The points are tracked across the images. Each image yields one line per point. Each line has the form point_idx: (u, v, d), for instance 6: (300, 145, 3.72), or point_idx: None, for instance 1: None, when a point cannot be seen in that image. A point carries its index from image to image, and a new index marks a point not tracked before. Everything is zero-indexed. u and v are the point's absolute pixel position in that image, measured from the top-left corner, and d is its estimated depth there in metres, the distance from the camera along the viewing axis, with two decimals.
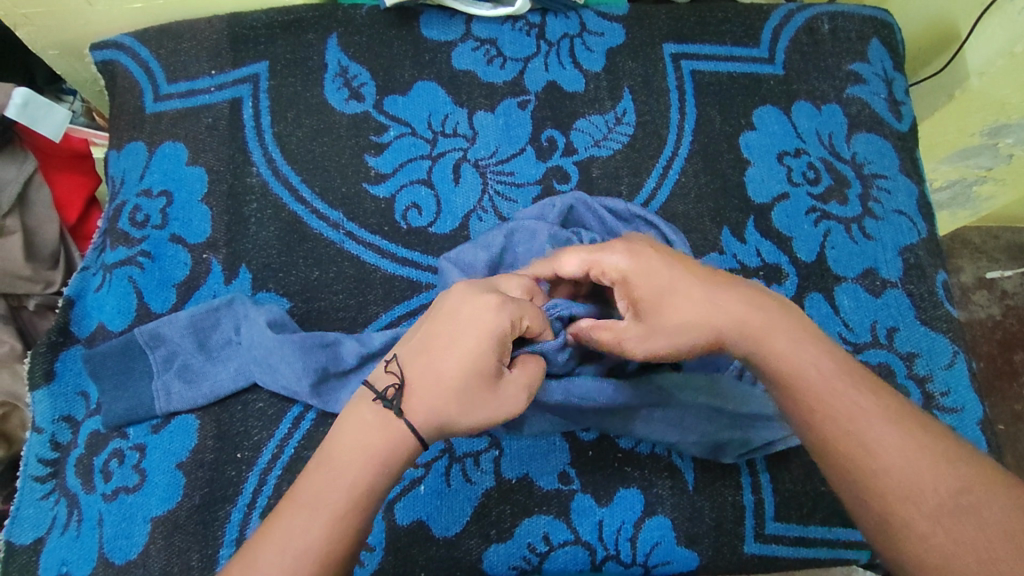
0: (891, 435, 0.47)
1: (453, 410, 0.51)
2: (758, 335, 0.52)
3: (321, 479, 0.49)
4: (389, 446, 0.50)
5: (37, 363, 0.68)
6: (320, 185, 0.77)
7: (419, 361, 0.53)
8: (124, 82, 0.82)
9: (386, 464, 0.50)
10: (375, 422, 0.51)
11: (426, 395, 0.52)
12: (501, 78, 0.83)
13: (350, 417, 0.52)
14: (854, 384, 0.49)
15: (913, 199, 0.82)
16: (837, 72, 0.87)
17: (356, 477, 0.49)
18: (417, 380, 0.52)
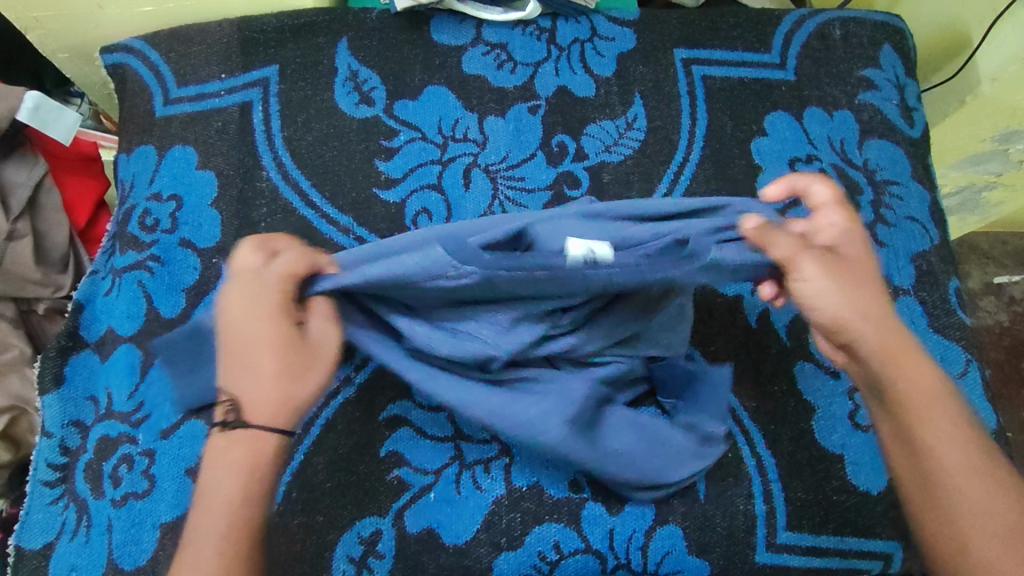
0: (974, 461, 0.52)
1: (282, 394, 0.53)
2: (898, 353, 0.54)
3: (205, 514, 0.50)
4: (261, 451, 0.52)
5: (47, 368, 0.69)
6: (330, 190, 0.77)
7: (231, 376, 0.53)
8: (134, 86, 0.82)
9: (256, 469, 0.51)
10: (238, 442, 0.52)
11: (252, 398, 0.52)
12: (512, 82, 0.83)
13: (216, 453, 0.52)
14: (955, 410, 0.54)
15: (925, 205, 0.82)
16: (849, 78, 0.87)
17: (231, 493, 0.51)
18: (241, 386, 0.52)
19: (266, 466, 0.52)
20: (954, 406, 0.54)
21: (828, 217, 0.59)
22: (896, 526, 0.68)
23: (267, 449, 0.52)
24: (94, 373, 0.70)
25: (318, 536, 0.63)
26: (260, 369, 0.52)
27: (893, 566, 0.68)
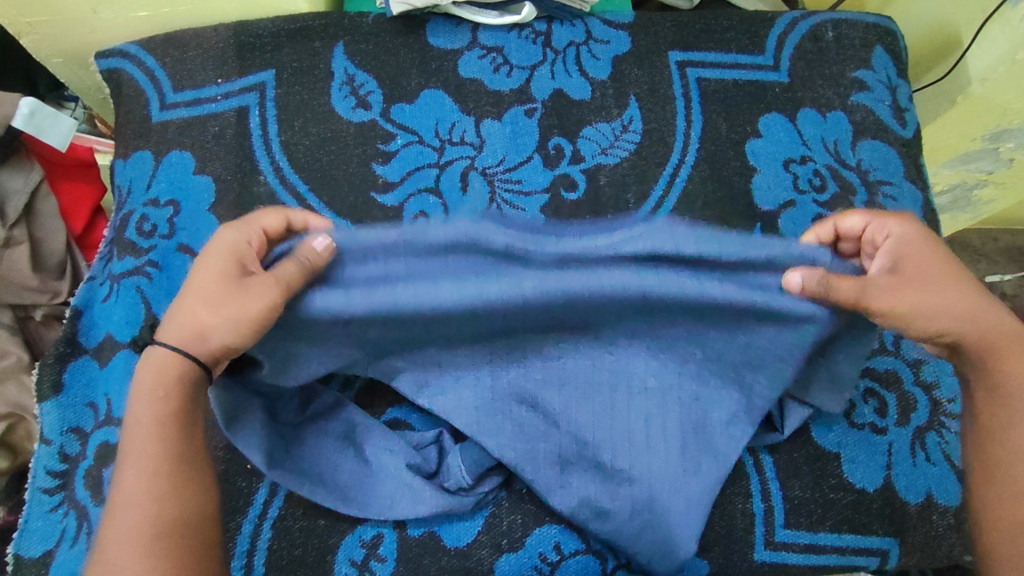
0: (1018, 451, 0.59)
1: (213, 322, 0.54)
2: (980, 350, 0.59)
3: (136, 433, 0.52)
4: (166, 377, 0.54)
5: (45, 374, 0.68)
6: (328, 194, 0.77)
7: (173, 315, 0.56)
8: (129, 91, 0.82)
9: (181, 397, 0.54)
10: (169, 365, 0.54)
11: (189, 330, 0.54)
12: (507, 86, 0.83)
13: (142, 375, 0.54)
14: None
15: (918, 205, 0.83)
16: (842, 79, 0.88)
17: (159, 414, 0.53)
18: (175, 323, 0.55)
19: (174, 388, 0.54)
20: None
21: (886, 228, 0.62)
22: (891, 522, 0.69)
23: (186, 377, 0.54)
24: (93, 379, 0.69)
25: (320, 540, 0.63)
26: (197, 299, 0.55)
27: (889, 563, 0.69)
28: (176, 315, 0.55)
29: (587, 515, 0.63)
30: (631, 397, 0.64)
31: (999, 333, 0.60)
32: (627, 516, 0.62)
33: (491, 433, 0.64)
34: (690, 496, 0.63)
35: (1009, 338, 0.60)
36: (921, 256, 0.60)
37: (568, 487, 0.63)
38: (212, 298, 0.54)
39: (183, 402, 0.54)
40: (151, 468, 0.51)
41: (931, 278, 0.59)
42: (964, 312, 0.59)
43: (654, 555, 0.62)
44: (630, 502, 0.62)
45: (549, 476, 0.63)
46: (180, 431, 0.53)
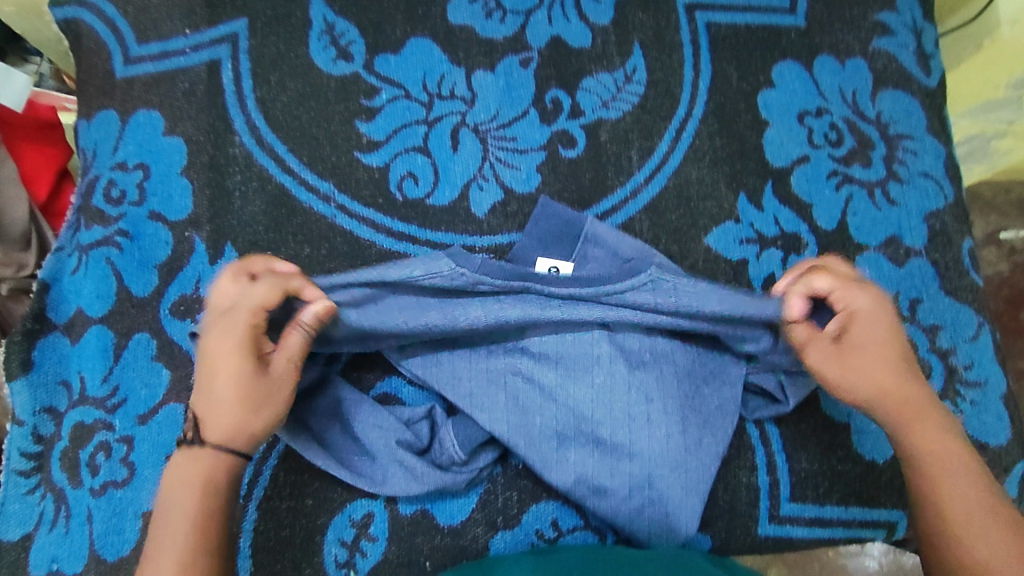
0: (972, 513, 0.51)
1: (255, 423, 0.52)
2: (908, 415, 0.55)
3: (160, 526, 0.49)
4: (204, 469, 0.51)
5: (13, 353, 0.64)
6: (308, 154, 0.71)
7: (199, 402, 0.52)
8: (90, 44, 0.75)
9: (213, 485, 0.50)
10: (195, 462, 0.51)
11: (214, 419, 0.51)
12: (501, 33, 0.77)
13: (171, 475, 0.51)
14: (964, 465, 0.53)
15: (940, 160, 0.77)
16: (863, 23, 0.81)
17: (193, 506, 0.49)
18: (208, 418, 0.51)
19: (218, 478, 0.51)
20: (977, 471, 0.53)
21: (850, 296, 0.56)
22: (900, 494, 0.66)
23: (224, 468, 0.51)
24: (65, 357, 0.65)
25: (308, 520, 0.61)
26: (222, 393, 0.51)
27: (898, 535, 0.67)
28: (204, 408, 0.52)
29: (584, 492, 0.59)
30: (631, 371, 0.60)
31: (913, 404, 0.55)
32: (625, 494, 0.58)
33: (483, 406, 0.60)
34: (690, 476, 0.59)
35: (918, 409, 0.55)
36: (866, 330, 0.55)
37: (563, 466, 0.59)
38: (246, 397, 0.52)
39: (215, 491, 0.50)
40: (178, 560, 0.47)
41: (872, 351, 0.55)
42: (882, 386, 0.55)
43: (654, 532, 0.59)
44: (629, 478, 0.58)
45: (545, 451, 0.59)
46: (210, 522, 0.49)
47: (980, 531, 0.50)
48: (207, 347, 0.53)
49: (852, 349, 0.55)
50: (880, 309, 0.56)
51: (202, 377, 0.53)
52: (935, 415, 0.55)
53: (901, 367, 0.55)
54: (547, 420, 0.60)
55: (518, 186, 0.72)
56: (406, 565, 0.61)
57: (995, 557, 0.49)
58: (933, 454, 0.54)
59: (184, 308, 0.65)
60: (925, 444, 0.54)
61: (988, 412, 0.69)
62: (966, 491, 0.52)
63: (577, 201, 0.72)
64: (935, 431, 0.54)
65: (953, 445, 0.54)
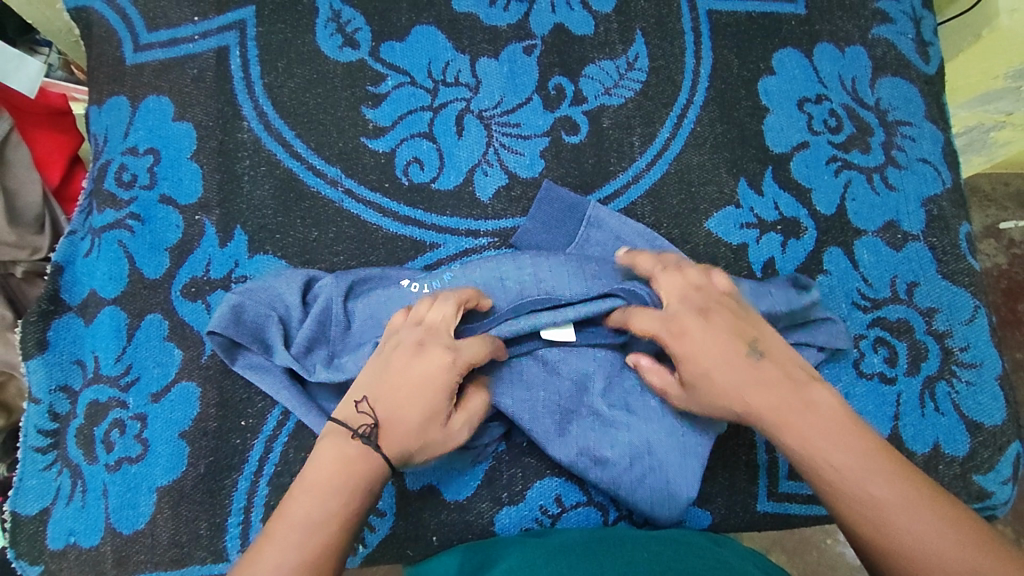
0: (887, 498, 0.47)
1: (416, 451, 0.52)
2: (775, 423, 0.52)
3: (304, 503, 0.48)
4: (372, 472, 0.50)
5: (29, 333, 0.66)
6: (315, 140, 0.73)
7: (383, 402, 0.52)
8: (100, 31, 0.76)
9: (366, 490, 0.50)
10: (358, 458, 0.50)
11: (394, 430, 0.51)
12: (505, 21, 0.78)
13: (324, 454, 0.50)
14: (851, 449, 0.49)
15: (938, 146, 0.78)
16: (862, 11, 0.82)
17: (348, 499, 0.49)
18: (393, 429, 0.51)
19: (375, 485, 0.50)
20: (868, 452, 0.49)
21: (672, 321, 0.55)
22: None
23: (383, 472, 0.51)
24: (79, 337, 0.67)
25: None
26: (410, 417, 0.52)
27: None
28: (387, 416, 0.51)
29: (586, 464, 0.60)
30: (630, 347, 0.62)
31: (776, 408, 0.52)
32: (626, 464, 0.60)
33: (485, 381, 0.61)
34: (689, 443, 0.60)
35: (787, 411, 0.52)
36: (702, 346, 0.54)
37: (563, 440, 0.61)
38: (428, 426, 0.52)
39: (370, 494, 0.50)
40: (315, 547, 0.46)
41: (709, 362, 0.54)
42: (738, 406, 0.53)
43: (656, 501, 0.60)
44: (629, 448, 0.60)
45: (546, 425, 0.61)
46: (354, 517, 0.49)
47: (895, 520, 0.46)
48: (415, 359, 0.53)
49: (696, 380, 0.54)
50: (681, 331, 0.55)
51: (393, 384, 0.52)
52: (803, 408, 0.51)
53: (748, 375, 0.53)
54: (549, 395, 0.61)
55: (522, 170, 0.73)
56: (414, 539, 0.63)
57: (916, 548, 0.45)
58: (817, 453, 0.50)
59: (195, 290, 0.67)
60: (800, 445, 0.50)
61: (984, 393, 0.70)
62: (872, 475, 0.48)
63: (581, 185, 0.73)
64: (812, 421, 0.51)
65: (834, 430, 0.50)
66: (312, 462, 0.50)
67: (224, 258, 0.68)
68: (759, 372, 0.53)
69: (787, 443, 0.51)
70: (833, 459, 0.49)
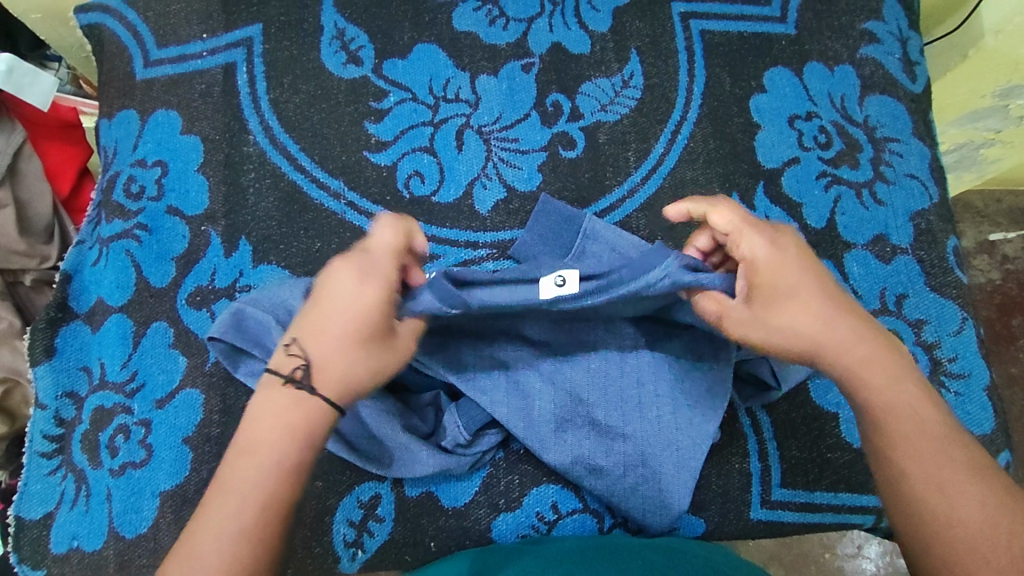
0: (956, 468, 0.48)
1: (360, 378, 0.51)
2: (855, 368, 0.52)
3: (246, 465, 0.47)
4: (311, 420, 0.49)
5: (37, 340, 0.67)
6: (319, 153, 0.75)
7: (308, 341, 0.51)
8: (111, 47, 0.79)
9: (310, 437, 0.49)
10: (291, 406, 0.49)
11: (326, 364, 0.50)
12: (504, 39, 0.80)
13: (259, 403, 0.49)
14: (927, 416, 0.50)
15: (926, 162, 0.80)
16: (851, 31, 0.84)
17: (286, 455, 0.47)
18: (323, 365, 0.50)
19: (318, 438, 0.49)
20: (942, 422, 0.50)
21: (744, 242, 0.54)
22: None
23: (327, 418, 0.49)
24: (85, 344, 0.68)
25: (318, 501, 0.64)
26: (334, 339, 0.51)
27: (885, 521, 0.69)
28: (318, 352, 0.50)
29: (582, 472, 0.62)
30: (624, 359, 0.62)
31: (854, 355, 0.52)
32: (620, 473, 0.61)
33: (485, 390, 0.62)
34: (683, 454, 0.61)
35: (864, 360, 0.52)
36: (784, 279, 0.53)
37: (560, 446, 0.62)
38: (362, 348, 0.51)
39: (310, 445, 0.48)
40: (257, 507, 0.46)
41: (787, 303, 0.53)
42: (812, 338, 0.52)
43: (648, 509, 0.62)
44: (623, 458, 0.61)
45: (543, 433, 0.62)
46: (300, 476, 0.48)
47: (958, 488, 0.48)
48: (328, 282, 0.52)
49: (770, 301, 0.53)
50: (779, 254, 0.54)
51: (325, 315, 0.51)
52: (883, 364, 0.52)
53: (833, 318, 0.52)
54: (546, 405, 0.62)
55: (520, 184, 0.75)
56: (412, 544, 0.64)
57: (971, 516, 0.47)
58: (887, 406, 0.51)
59: (200, 299, 0.69)
60: (877, 396, 0.51)
61: (972, 403, 0.72)
62: (945, 445, 0.49)
63: (577, 199, 0.75)
64: (886, 374, 0.52)
65: (914, 396, 0.51)
66: (248, 416, 0.49)
67: (229, 268, 0.70)
68: (846, 315, 0.53)
69: (858, 392, 0.52)
70: (901, 418, 0.50)
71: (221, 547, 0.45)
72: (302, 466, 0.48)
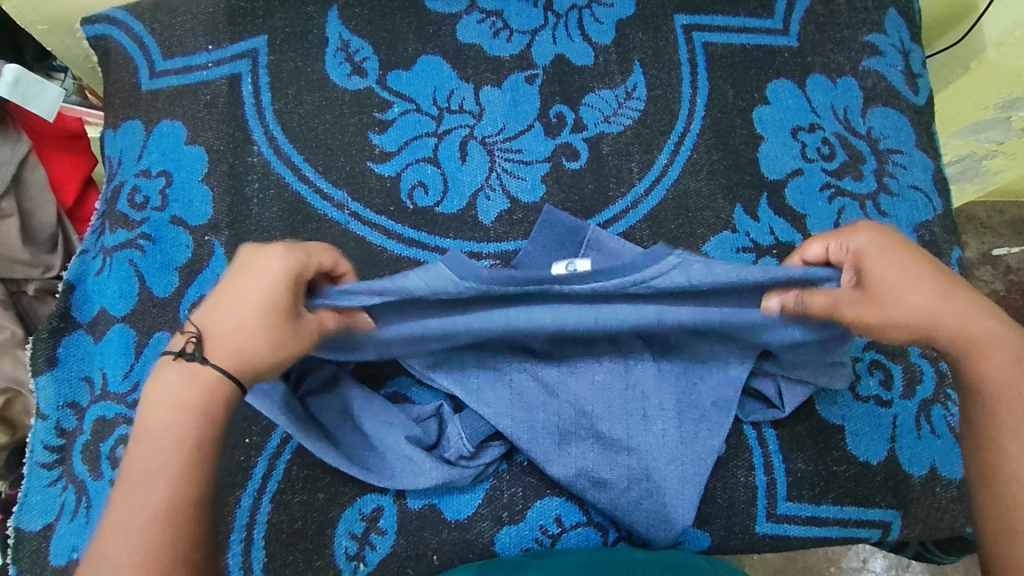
0: None
1: (262, 351, 0.51)
2: (973, 346, 0.52)
3: (146, 454, 0.47)
4: (205, 395, 0.49)
5: (39, 350, 0.67)
6: (323, 164, 0.75)
7: (205, 318, 0.51)
8: (118, 58, 0.79)
9: (208, 413, 0.48)
10: (185, 380, 0.49)
11: (221, 337, 0.50)
12: (507, 51, 0.81)
13: (153, 385, 0.49)
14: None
15: (929, 174, 0.80)
16: (853, 44, 0.85)
17: (184, 435, 0.47)
18: (216, 338, 0.50)
19: (219, 412, 0.49)
20: None
21: (848, 243, 0.55)
22: (894, 495, 0.68)
23: (221, 396, 0.49)
24: (88, 354, 0.68)
25: (319, 513, 0.63)
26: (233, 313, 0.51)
27: (892, 535, 0.68)
28: (213, 325, 0.51)
29: (585, 485, 0.62)
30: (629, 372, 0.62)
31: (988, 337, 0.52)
32: (623, 486, 0.61)
33: (489, 401, 0.62)
34: (685, 468, 0.61)
35: (986, 339, 0.52)
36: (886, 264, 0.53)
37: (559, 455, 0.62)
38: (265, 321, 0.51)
39: (208, 421, 0.48)
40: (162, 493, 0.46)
41: (894, 284, 0.52)
42: (926, 315, 0.52)
43: (652, 524, 0.61)
44: (627, 471, 0.61)
45: (546, 445, 0.62)
46: (200, 455, 0.47)
47: None
48: (249, 258, 0.53)
49: (876, 280, 0.53)
50: (886, 241, 0.54)
51: (225, 293, 0.52)
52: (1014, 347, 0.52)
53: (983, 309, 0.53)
54: (550, 420, 0.62)
55: (523, 195, 0.75)
56: (414, 558, 0.63)
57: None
58: (996, 387, 0.52)
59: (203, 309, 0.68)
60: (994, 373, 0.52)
61: None
62: None
63: (581, 210, 0.75)
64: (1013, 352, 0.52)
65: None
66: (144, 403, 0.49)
67: None
68: (965, 296, 0.53)
69: (972, 370, 0.53)
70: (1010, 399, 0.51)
71: (127, 542, 0.44)
72: (202, 446, 0.48)
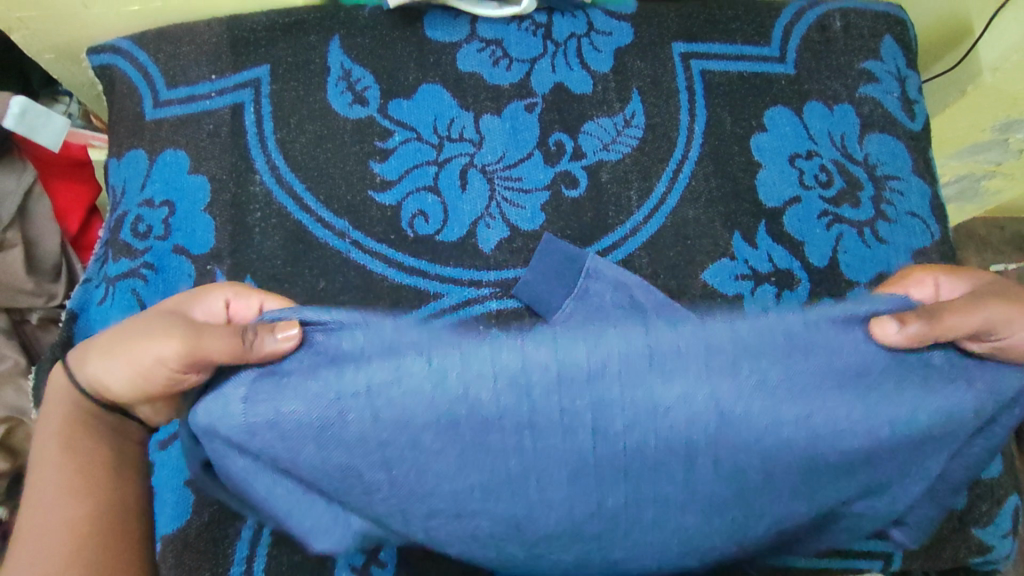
0: None
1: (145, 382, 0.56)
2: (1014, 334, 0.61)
3: (48, 478, 0.56)
4: (98, 442, 0.58)
5: (43, 380, 0.68)
6: (325, 193, 0.76)
7: (109, 361, 0.57)
8: (122, 87, 0.80)
9: (85, 433, 0.58)
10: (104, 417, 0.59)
11: (115, 379, 0.56)
12: (507, 80, 0.82)
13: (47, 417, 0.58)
14: None
15: (926, 200, 0.81)
16: (850, 70, 0.85)
17: (54, 452, 0.57)
18: (110, 378, 0.57)
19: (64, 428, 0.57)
20: None
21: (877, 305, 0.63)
22: (893, 524, 0.68)
23: (77, 430, 0.58)
24: None
25: None
26: (127, 361, 0.56)
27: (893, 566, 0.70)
28: (94, 366, 0.58)
29: (593, 526, 0.58)
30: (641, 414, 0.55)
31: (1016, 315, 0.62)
32: (634, 524, 0.58)
33: (480, 449, 0.54)
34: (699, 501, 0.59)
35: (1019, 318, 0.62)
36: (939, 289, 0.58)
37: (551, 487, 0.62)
38: (163, 360, 0.55)
39: (62, 446, 0.57)
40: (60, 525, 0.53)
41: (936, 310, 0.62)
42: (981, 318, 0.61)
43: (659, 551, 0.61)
44: (637, 510, 0.58)
45: (553, 494, 0.56)
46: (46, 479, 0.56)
47: None
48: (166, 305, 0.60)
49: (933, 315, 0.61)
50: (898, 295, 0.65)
51: (112, 338, 0.58)
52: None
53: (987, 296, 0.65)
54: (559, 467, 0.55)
55: (523, 223, 0.76)
56: None
57: None
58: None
59: None
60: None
61: None
62: None
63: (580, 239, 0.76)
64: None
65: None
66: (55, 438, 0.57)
67: None
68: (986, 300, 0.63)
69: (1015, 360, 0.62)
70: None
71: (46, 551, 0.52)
72: (45, 481, 0.55)
